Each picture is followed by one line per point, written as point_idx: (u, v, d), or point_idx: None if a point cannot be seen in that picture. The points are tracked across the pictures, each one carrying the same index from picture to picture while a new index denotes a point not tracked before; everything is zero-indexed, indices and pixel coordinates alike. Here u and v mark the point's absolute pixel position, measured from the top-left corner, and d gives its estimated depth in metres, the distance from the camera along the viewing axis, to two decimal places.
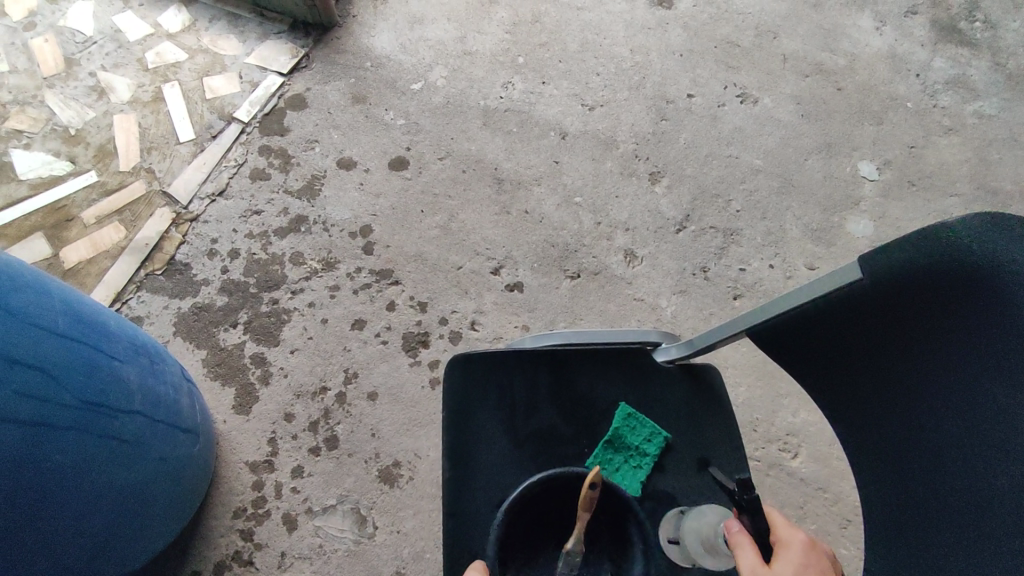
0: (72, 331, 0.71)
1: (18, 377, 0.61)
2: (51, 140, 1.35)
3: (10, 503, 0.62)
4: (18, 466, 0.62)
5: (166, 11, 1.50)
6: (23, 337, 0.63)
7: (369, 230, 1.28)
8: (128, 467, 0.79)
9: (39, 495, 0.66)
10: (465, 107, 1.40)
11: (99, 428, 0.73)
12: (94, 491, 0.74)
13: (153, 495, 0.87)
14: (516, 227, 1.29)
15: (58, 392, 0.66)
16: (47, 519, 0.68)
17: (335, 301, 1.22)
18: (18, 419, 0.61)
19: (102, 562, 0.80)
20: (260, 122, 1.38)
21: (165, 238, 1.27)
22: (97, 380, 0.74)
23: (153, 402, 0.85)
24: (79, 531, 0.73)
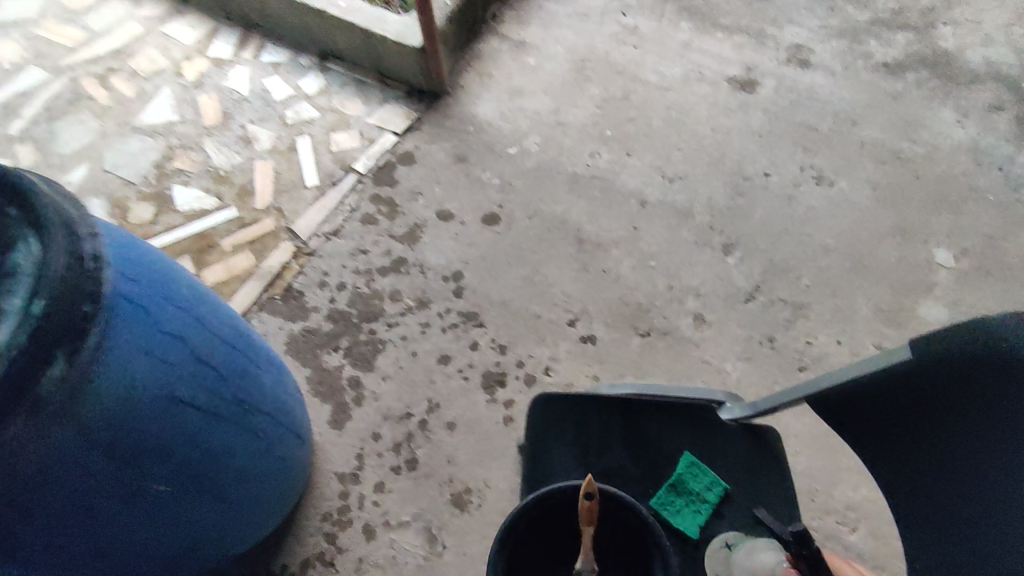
0: (233, 340, 0.86)
1: (199, 371, 0.76)
2: (204, 179, 1.60)
3: (175, 473, 0.76)
4: (188, 444, 0.76)
5: (306, 76, 1.76)
6: (204, 339, 0.78)
7: (460, 275, 1.42)
8: (257, 460, 0.93)
9: (190, 476, 0.79)
10: (554, 172, 1.55)
11: (243, 424, 0.87)
12: (230, 475, 0.87)
13: (269, 488, 1.00)
14: (593, 284, 1.40)
15: (222, 388, 0.81)
16: (195, 492, 0.81)
17: (425, 337, 1.36)
18: (195, 405, 0.76)
19: (221, 538, 0.93)
20: (374, 173, 1.58)
21: (286, 268, 1.47)
22: (250, 388, 0.88)
23: (280, 408, 1.00)
24: (212, 507, 0.87)
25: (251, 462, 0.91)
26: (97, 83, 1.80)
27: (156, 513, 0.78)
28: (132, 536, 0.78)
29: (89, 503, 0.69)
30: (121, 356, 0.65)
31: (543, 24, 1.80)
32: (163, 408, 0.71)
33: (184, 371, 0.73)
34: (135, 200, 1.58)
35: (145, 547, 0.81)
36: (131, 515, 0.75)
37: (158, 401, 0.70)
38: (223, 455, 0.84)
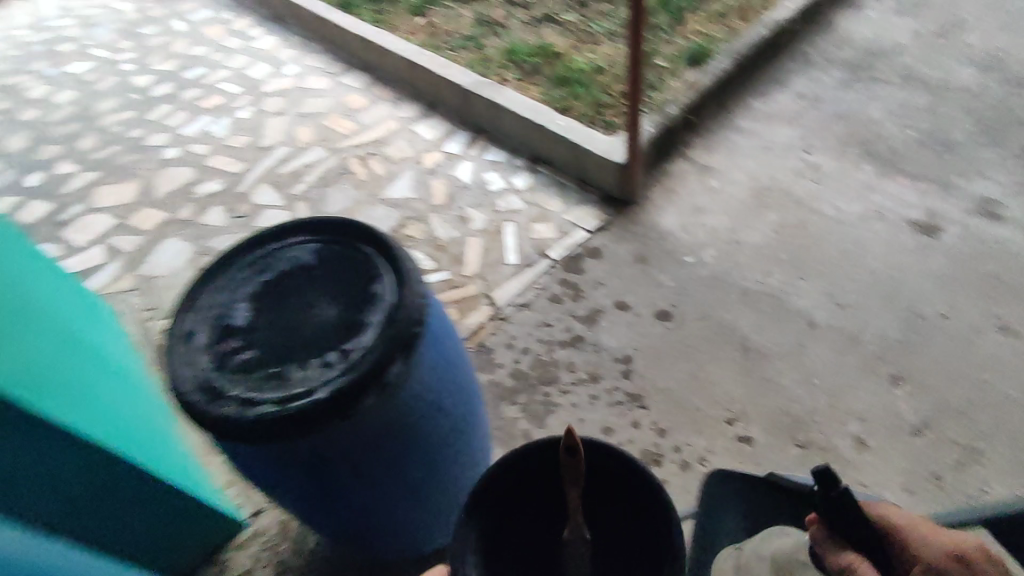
0: (477, 385, 1.10)
1: (458, 399, 1.00)
2: (427, 245, 1.98)
3: (421, 470, 0.99)
4: (435, 452, 1.00)
5: (518, 174, 2.13)
6: (465, 377, 1.02)
7: (631, 359, 1.61)
8: (463, 482, 1.14)
9: (428, 471, 1.02)
10: (727, 283, 1.71)
11: (467, 451, 1.09)
12: (446, 486, 1.09)
13: (459, 507, 1.20)
14: (755, 389, 1.51)
15: (465, 417, 1.04)
16: (423, 489, 1.04)
17: (592, 407, 1.54)
18: (449, 424, 0.99)
19: (419, 531, 1.16)
20: (565, 261, 1.85)
21: (481, 327, 1.75)
22: (478, 423, 1.11)
23: (487, 448, 1.21)
24: (426, 505, 1.09)
25: (461, 476, 1.12)
26: (360, 163, 2.32)
27: (398, 493, 1.01)
28: (376, 505, 1.01)
29: (371, 474, 0.92)
30: (424, 368, 0.90)
31: (729, 152, 2.03)
32: (433, 414, 0.94)
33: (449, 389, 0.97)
34: None
35: (376, 516, 1.04)
36: (386, 489, 0.98)
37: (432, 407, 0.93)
38: (450, 463, 1.06)
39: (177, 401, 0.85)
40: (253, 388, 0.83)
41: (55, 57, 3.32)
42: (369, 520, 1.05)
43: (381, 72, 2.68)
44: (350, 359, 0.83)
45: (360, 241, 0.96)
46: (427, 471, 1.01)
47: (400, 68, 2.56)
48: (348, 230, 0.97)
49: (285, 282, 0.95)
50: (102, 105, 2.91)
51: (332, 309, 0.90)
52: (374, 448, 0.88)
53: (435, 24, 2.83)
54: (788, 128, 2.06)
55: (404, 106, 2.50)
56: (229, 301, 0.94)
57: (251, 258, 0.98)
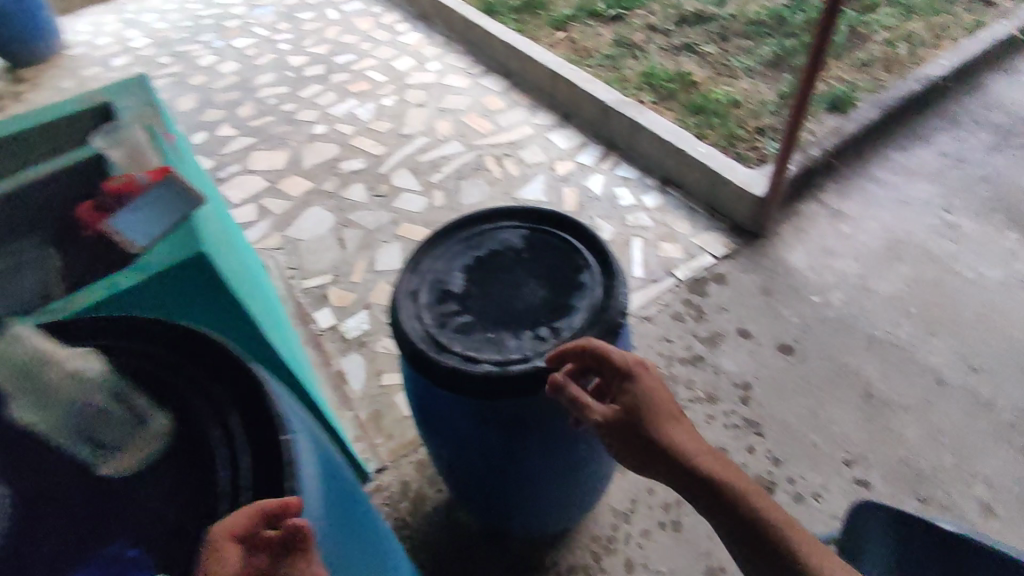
0: None
1: None
2: None
3: (548, 460, 1.07)
4: (567, 447, 1.06)
5: (648, 194, 2.22)
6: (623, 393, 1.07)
7: (750, 387, 1.66)
8: (576, 485, 1.20)
9: (586, 455, 1.11)
10: (853, 329, 1.75)
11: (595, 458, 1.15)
12: (560, 482, 1.16)
13: (563, 503, 1.28)
14: (876, 437, 1.54)
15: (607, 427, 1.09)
16: (543, 478, 1.12)
17: (709, 425, 1.61)
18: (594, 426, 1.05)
19: (516, 509, 1.25)
20: (689, 283, 1.93)
21: None
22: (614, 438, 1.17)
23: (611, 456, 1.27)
24: (535, 492, 1.17)
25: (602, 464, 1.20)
26: (495, 162, 2.47)
27: (520, 474, 1.11)
28: (535, 475, 1.11)
29: (511, 448, 1.03)
30: None
31: (865, 201, 2.07)
32: None
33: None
34: None
35: (491, 482, 1.15)
36: (550, 463, 1.08)
37: None
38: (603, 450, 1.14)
39: (396, 333, 0.98)
40: (473, 348, 0.94)
41: (220, 30, 3.65)
42: (521, 489, 1.15)
43: (519, 79, 2.83)
44: (560, 337, 0.93)
45: (574, 250, 1.05)
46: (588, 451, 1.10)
47: (540, 76, 2.70)
48: (559, 223, 1.09)
49: (497, 258, 1.06)
50: (260, 78, 3.18)
51: (541, 291, 1.01)
52: (520, 430, 0.98)
53: (575, 38, 2.94)
54: (927, 185, 2.08)
55: (542, 113, 2.67)
56: (446, 267, 1.06)
57: (465, 233, 1.10)
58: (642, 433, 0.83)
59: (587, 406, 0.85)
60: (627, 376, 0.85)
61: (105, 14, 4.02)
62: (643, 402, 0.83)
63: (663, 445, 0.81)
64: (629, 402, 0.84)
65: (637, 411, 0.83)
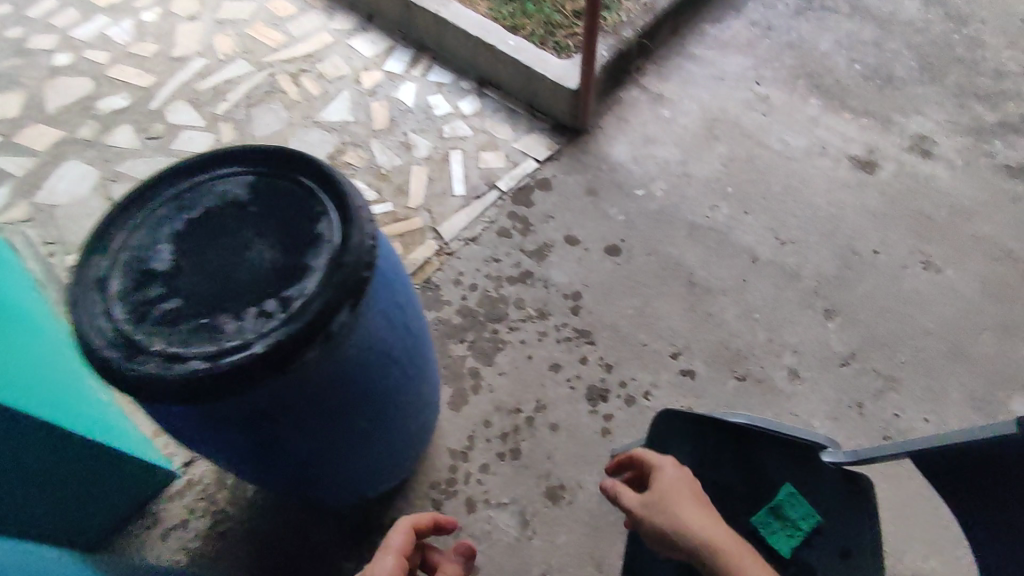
0: (419, 347, 1.02)
1: (385, 369, 0.91)
2: (369, 175, 1.87)
3: (330, 439, 0.93)
4: (347, 422, 0.92)
5: (464, 99, 2.01)
6: (400, 345, 0.93)
7: (579, 295, 1.61)
8: (383, 443, 1.09)
9: (372, 420, 0.98)
10: (675, 218, 1.73)
11: (392, 415, 1.03)
12: (360, 449, 1.04)
13: (381, 464, 1.17)
14: (698, 325, 1.55)
15: (392, 384, 0.96)
16: (336, 453, 0.99)
17: (541, 343, 1.55)
18: (372, 391, 0.91)
19: (328, 489, 1.12)
20: (513, 193, 1.80)
21: (428, 262, 1.70)
22: (410, 387, 1.05)
23: (422, 402, 1.16)
24: (335, 467, 1.04)
25: (400, 418, 1.09)
26: (290, 80, 2.12)
27: (306, 460, 0.96)
28: (315, 455, 0.96)
29: (274, 444, 0.87)
30: (368, 317, 0.83)
31: (682, 81, 2.00)
32: (384, 361, 0.90)
33: (392, 336, 0.89)
34: None
35: (279, 475, 1.01)
36: (326, 441, 0.93)
37: (383, 355, 0.89)
38: (392, 407, 1.02)
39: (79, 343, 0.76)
40: (178, 342, 0.74)
41: None
42: (308, 470, 1.01)
43: None
44: (289, 307, 0.76)
45: (310, 193, 0.86)
46: (370, 416, 0.96)
47: None
48: (290, 161, 0.88)
49: (214, 219, 0.85)
50: None
51: (271, 253, 0.82)
52: (271, 426, 0.82)
53: None
54: (740, 58, 2.04)
55: (340, 15, 2.30)
56: (148, 239, 0.83)
57: (170, 192, 0.87)
58: (659, 516, 0.86)
59: (621, 495, 0.92)
60: (656, 467, 0.92)
61: None
62: (664, 488, 0.88)
63: (676, 531, 0.83)
64: (655, 488, 0.89)
65: (660, 499, 0.87)
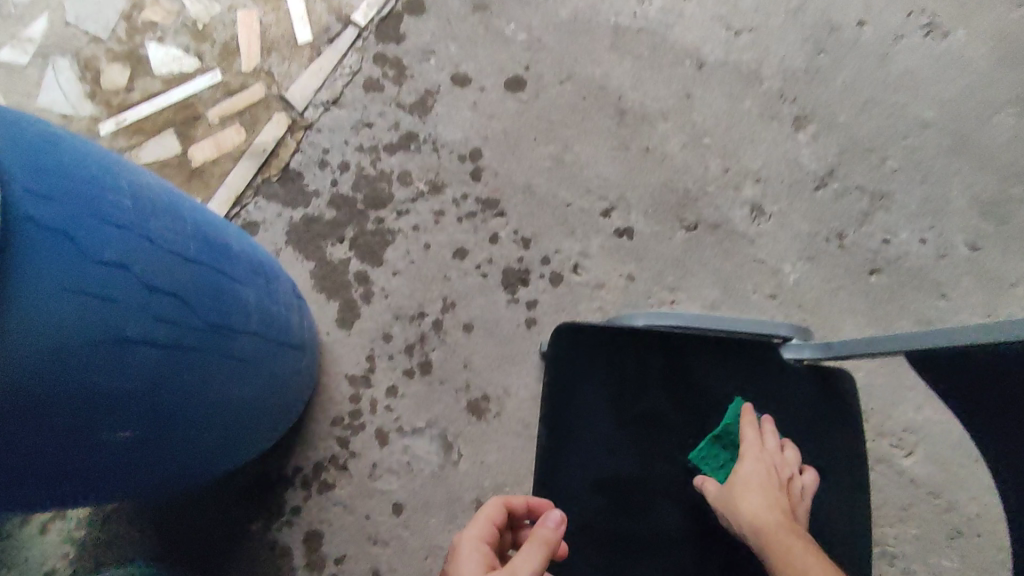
0: (193, 300, 0.69)
1: (112, 357, 0.60)
2: (181, 34, 1.37)
3: (91, 461, 0.66)
4: (95, 437, 0.63)
5: None
6: (127, 315, 0.60)
7: (479, 154, 1.23)
8: (214, 426, 0.81)
9: (163, 420, 0.70)
10: (593, 23, 1.28)
11: (195, 395, 0.73)
12: (176, 448, 0.76)
13: (240, 440, 0.91)
14: (635, 166, 1.20)
15: (154, 366, 0.65)
16: (133, 468, 0.72)
17: (439, 227, 1.20)
18: (106, 391, 0.61)
19: (177, 488, 0.88)
20: (376, 27, 1.32)
21: (281, 144, 1.30)
22: (212, 352, 0.74)
23: (260, 353, 0.86)
24: (153, 476, 0.78)
25: (231, 396, 0.81)
26: None
27: (85, 491, 0.70)
28: (98, 484, 0.70)
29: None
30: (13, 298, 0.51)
31: None
32: (114, 353, 0.60)
33: (110, 315, 0.58)
34: (105, 60, 1.37)
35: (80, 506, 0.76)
36: (90, 467, 0.66)
37: (105, 346, 0.59)
38: (197, 393, 0.73)
39: None
40: None
41: None
42: (114, 495, 0.76)
43: None
44: None
45: None
46: (150, 420, 0.68)
47: None
48: None
49: None
50: None
51: None
52: None
53: None
54: None
55: None
56: None
57: None
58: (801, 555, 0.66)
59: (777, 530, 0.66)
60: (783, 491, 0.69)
61: None
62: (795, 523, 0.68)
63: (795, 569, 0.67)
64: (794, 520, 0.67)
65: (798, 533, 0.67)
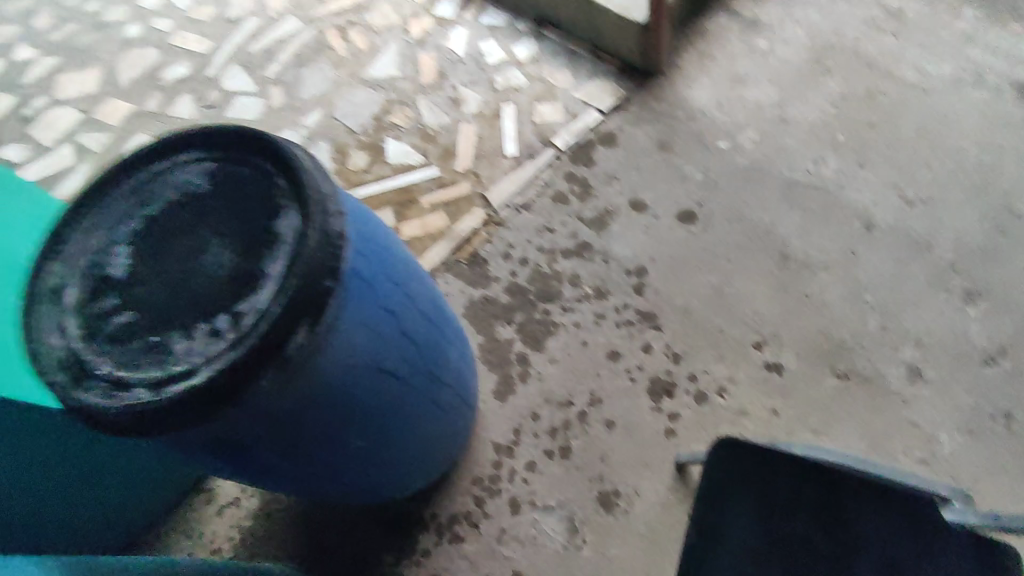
0: (425, 350, 0.86)
1: (373, 381, 0.77)
2: (415, 136, 1.70)
3: (325, 460, 0.82)
4: (338, 441, 0.80)
5: (520, 43, 1.76)
6: (390, 350, 0.78)
7: (644, 271, 1.37)
8: (399, 455, 0.96)
9: (377, 439, 0.87)
10: (768, 175, 1.42)
11: (401, 425, 0.89)
12: (372, 465, 0.92)
13: (408, 474, 1.05)
14: (792, 309, 1.27)
15: (390, 394, 0.82)
16: (341, 473, 0.88)
17: (598, 328, 1.34)
18: (360, 407, 0.78)
19: (348, 501, 1.03)
20: (572, 151, 1.55)
21: (475, 234, 1.52)
22: (422, 395, 0.90)
23: (447, 405, 1.02)
24: (345, 484, 0.93)
25: (419, 433, 0.97)
26: (339, 36, 1.98)
27: (305, 482, 0.87)
28: (315, 479, 0.86)
29: (256, 468, 0.78)
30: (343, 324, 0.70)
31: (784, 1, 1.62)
32: (374, 378, 0.77)
33: (381, 348, 0.76)
34: (354, 148, 1.73)
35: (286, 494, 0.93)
36: (320, 463, 0.83)
37: (371, 370, 0.76)
38: (404, 423, 0.90)
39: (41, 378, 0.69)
40: (129, 364, 0.67)
41: None
42: (315, 491, 0.92)
43: None
44: (241, 328, 0.65)
45: (269, 175, 0.72)
46: (371, 436, 0.84)
47: None
48: (243, 139, 0.74)
49: (169, 216, 0.74)
50: None
51: (225, 255, 0.70)
52: (238, 451, 0.72)
53: None
54: None
55: None
56: (107, 238, 0.75)
57: (129, 186, 0.77)
58: None
59: None
60: None
61: None
62: None
63: None
64: None
65: None
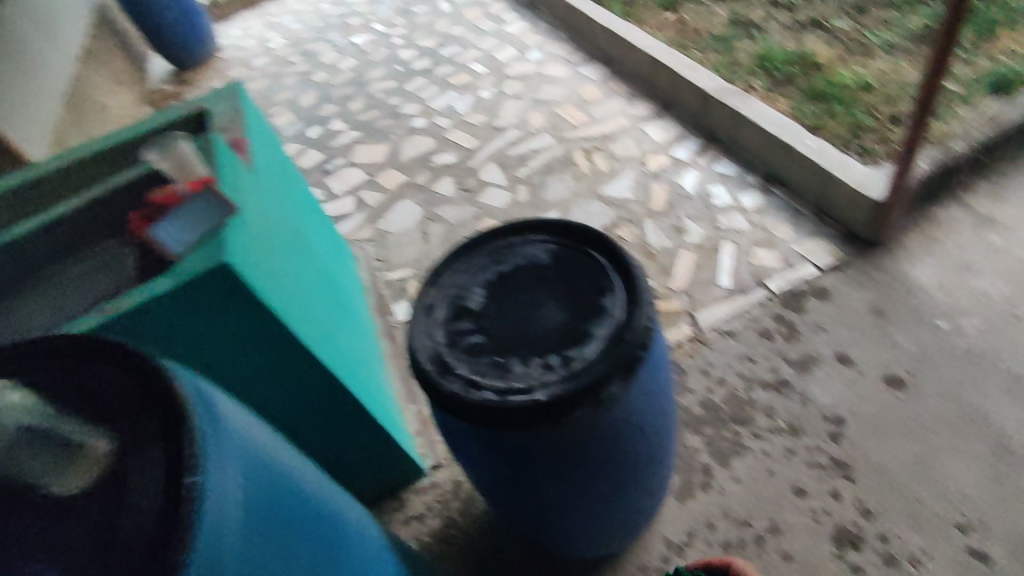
0: (664, 429, 1.03)
1: (631, 441, 0.95)
2: (637, 250, 1.95)
3: (567, 494, 0.99)
4: (585, 481, 0.97)
5: (747, 193, 1.98)
6: (648, 420, 0.96)
7: (843, 421, 1.44)
8: (606, 514, 1.11)
9: (605, 492, 1.03)
10: (988, 364, 1.44)
11: (623, 487, 1.05)
12: (586, 514, 1.07)
13: (598, 536, 1.18)
14: (1003, 502, 1.27)
15: (633, 457, 0.99)
16: (565, 510, 1.04)
17: (787, 462, 1.41)
18: (613, 459, 0.96)
19: (543, 541, 1.18)
20: (784, 296, 1.70)
21: (678, 345, 1.68)
22: (646, 468, 1.06)
23: (652, 485, 1.15)
24: (558, 523, 1.09)
25: (628, 501, 1.11)
26: (584, 157, 2.36)
27: (537, 508, 1.03)
28: (548, 508, 1.03)
29: (521, 482, 0.96)
30: (634, 388, 0.89)
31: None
32: (633, 438, 0.95)
33: (645, 416, 0.95)
34: None
35: (509, 515, 1.09)
36: (563, 495, 0.99)
37: (633, 432, 0.94)
38: (626, 486, 1.05)
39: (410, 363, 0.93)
40: (479, 371, 0.89)
41: (344, 29, 3.89)
42: (535, 519, 1.08)
43: (620, 67, 2.68)
44: (572, 365, 0.85)
45: (602, 264, 0.96)
46: (609, 482, 1.00)
47: (639, 63, 2.51)
48: (588, 233, 1.01)
49: (520, 273, 1.00)
50: (373, 73, 3.36)
51: (561, 311, 0.93)
52: (523, 463, 0.91)
53: (684, 19, 2.65)
54: None
55: (640, 103, 2.49)
56: (467, 279, 1.02)
57: (489, 245, 1.05)
58: None
59: None
60: None
61: (251, 17, 4.44)
62: None
63: None
64: None
65: None
